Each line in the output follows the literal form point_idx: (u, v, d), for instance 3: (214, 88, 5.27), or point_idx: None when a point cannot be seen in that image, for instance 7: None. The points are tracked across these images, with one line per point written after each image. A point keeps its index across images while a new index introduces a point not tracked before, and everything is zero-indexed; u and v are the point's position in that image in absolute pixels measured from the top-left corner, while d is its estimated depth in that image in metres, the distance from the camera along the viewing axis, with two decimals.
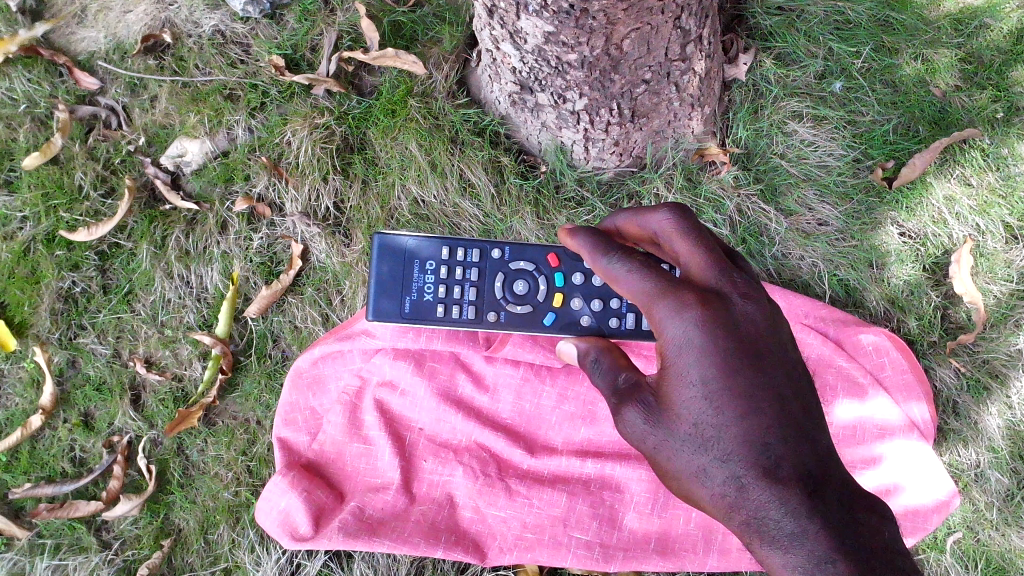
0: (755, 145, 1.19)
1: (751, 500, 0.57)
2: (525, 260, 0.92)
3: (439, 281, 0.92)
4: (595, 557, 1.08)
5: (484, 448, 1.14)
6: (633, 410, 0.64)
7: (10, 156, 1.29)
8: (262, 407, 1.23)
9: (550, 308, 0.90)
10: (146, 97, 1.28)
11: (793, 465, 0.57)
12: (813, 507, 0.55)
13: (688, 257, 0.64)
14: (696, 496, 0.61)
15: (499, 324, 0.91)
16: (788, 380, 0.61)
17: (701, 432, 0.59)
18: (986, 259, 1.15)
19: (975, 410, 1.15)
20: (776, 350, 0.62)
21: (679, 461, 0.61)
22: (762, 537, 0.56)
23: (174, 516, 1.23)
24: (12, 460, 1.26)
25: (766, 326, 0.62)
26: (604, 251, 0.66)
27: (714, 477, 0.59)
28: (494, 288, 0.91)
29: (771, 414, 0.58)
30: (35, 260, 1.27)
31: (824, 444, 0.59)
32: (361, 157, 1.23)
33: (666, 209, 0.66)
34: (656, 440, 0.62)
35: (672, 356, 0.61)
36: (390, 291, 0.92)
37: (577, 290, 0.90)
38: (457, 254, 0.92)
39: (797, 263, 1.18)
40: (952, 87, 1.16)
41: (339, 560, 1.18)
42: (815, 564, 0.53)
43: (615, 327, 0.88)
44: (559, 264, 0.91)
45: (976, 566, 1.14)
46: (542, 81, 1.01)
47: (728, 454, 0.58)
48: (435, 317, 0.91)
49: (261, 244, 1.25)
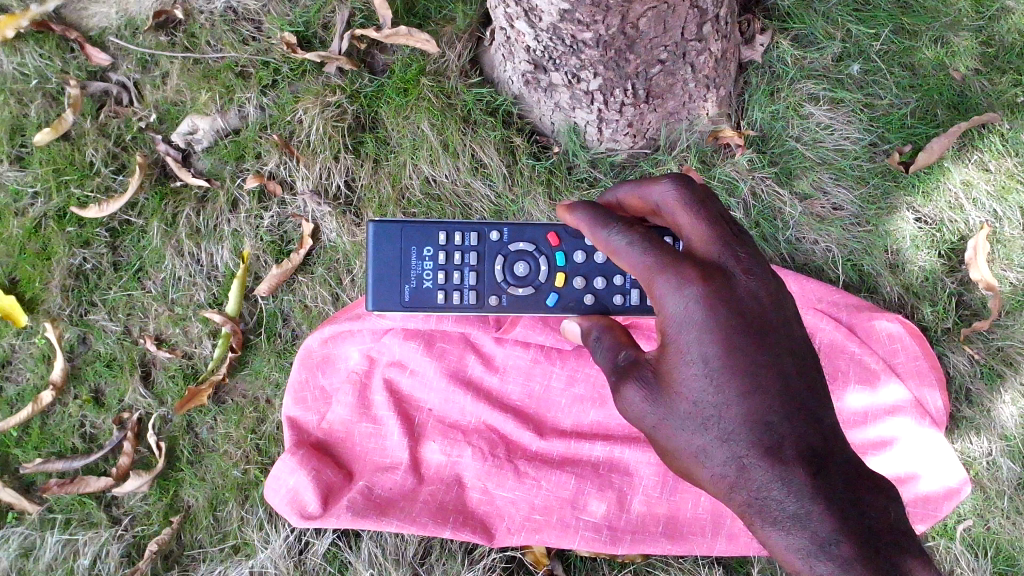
0: (770, 128, 1.17)
1: (753, 480, 0.57)
2: (525, 240, 0.90)
3: (437, 268, 0.90)
4: (604, 540, 1.08)
5: (493, 429, 1.13)
6: (632, 388, 0.63)
7: (21, 132, 1.28)
8: (271, 385, 1.23)
9: (552, 288, 0.89)
10: (158, 73, 1.27)
11: (797, 444, 0.57)
12: (818, 488, 0.56)
13: (691, 230, 0.63)
14: (696, 475, 0.61)
15: (500, 308, 0.89)
16: (793, 359, 0.61)
17: (702, 411, 0.59)
18: (1002, 246, 1.14)
19: (988, 398, 1.14)
20: (781, 328, 0.62)
21: (678, 441, 0.61)
22: (764, 517, 0.57)
23: (184, 493, 1.23)
24: (24, 435, 1.27)
25: (771, 303, 0.62)
26: (604, 222, 0.64)
27: (714, 456, 0.59)
28: (494, 271, 0.90)
29: (774, 394, 0.58)
30: (46, 236, 1.27)
31: (830, 423, 0.60)
32: (373, 136, 1.22)
33: (670, 179, 0.64)
34: (654, 419, 0.62)
35: (672, 334, 0.60)
36: (389, 280, 0.90)
37: (580, 268, 0.89)
38: (453, 238, 0.90)
39: (811, 248, 1.17)
40: (972, 71, 1.15)
41: (347, 539, 1.19)
42: (818, 545, 0.55)
43: (619, 305, 0.87)
44: (560, 244, 0.89)
45: (986, 553, 1.13)
46: (557, 60, 1.00)
47: (728, 434, 0.58)
48: (436, 304, 0.90)
49: (272, 222, 1.24)
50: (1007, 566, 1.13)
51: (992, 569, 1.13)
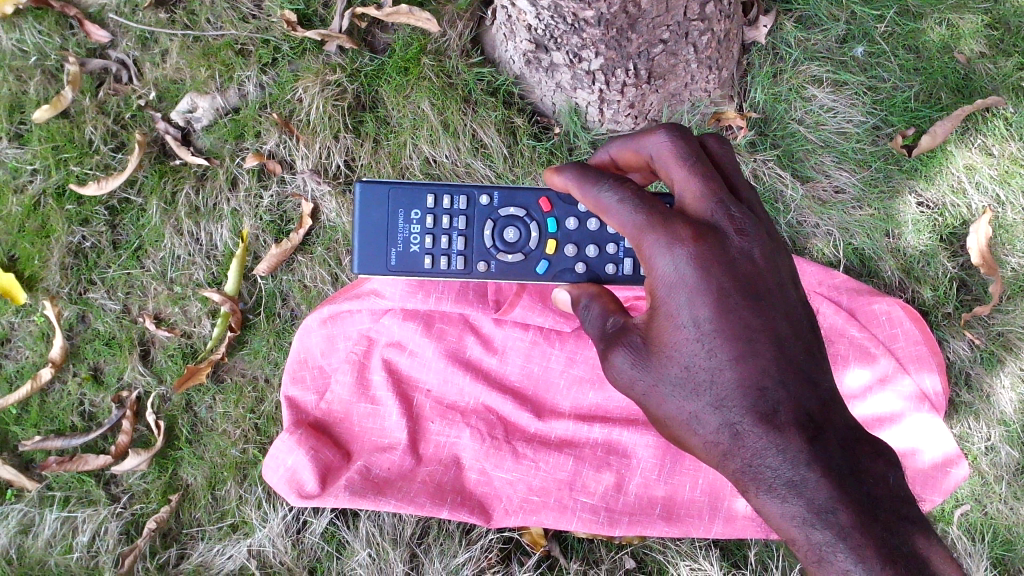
0: (773, 110, 1.16)
1: (746, 447, 0.59)
2: (516, 205, 0.88)
3: (425, 231, 0.88)
4: (600, 521, 1.08)
5: (492, 411, 1.14)
6: (621, 354, 0.64)
7: (20, 109, 1.28)
8: (270, 365, 1.24)
9: (543, 256, 0.87)
10: (157, 51, 1.26)
11: (792, 409, 0.58)
12: (814, 454, 0.57)
13: (684, 185, 0.63)
14: (688, 442, 0.63)
15: (489, 274, 0.88)
16: (788, 321, 0.62)
17: (693, 376, 0.60)
18: (1005, 231, 1.14)
19: (987, 382, 1.14)
20: (777, 292, 0.62)
21: (669, 407, 0.62)
22: (758, 484, 0.58)
23: (182, 471, 1.24)
24: (23, 412, 1.27)
25: (765, 263, 0.62)
26: (594, 180, 0.64)
27: (707, 424, 0.60)
28: (483, 236, 0.88)
29: (769, 358, 0.59)
30: (45, 214, 1.26)
31: (828, 386, 0.61)
32: (373, 116, 1.22)
33: (664, 130, 0.64)
34: (644, 385, 0.63)
35: (663, 295, 0.61)
36: (376, 243, 0.89)
37: (571, 236, 0.87)
38: (442, 202, 0.89)
39: (811, 231, 1.17)
40: (977, 54, 1.13)
41: (345, 518, 1.20)
42: (815, 513, 0.56)
43: (612, 274, 0.86)
44: (552, 210, 0.87)
45: (982, 538, 1.14)
46: (558, 39, 0.99)
47: (721, 400, 0.59)
48: (423, 269, 0.89)
49: (272, 202, 1.24)
50: (1005, 550, 1.14)
51: (989, 553, 1.14)
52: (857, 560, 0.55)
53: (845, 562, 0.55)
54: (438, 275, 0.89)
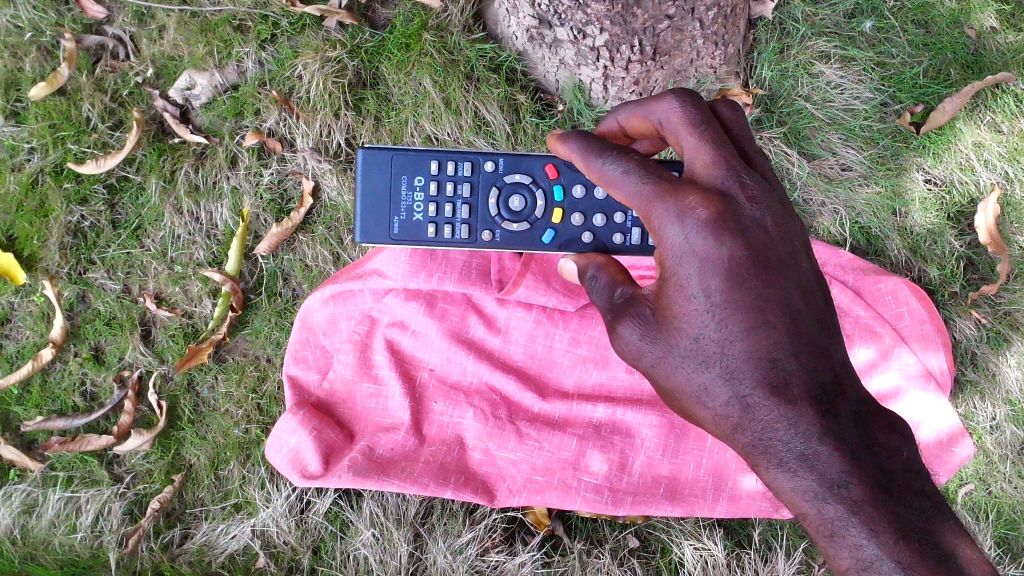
0: (779, 87, 1.15)
1: (757, 420, 0.58)
2: (522, 172, 0.87)
3: (428, 200, 0.87)
4: (604, 501, 1.07)
5: (495, 391, 1.13)
6: (629, 325, 0.63)
7: (16, 86, 1.26)
8: (273, 345, 1.23)
9: (548, 225, 0.86)
10: (154, 27, 1.24)
11: (805, 382, 0.58)
12: (826, 427, 0.57)
13: (694, 153, 0.61)
14: (696, 415, 0.63)
15: (494, 243, 0.87)
16: (799, 291, 0.61)
17: (703, 348, 0.60)
18: (1013, 209, 1.12)
19: (993, 362, 1.13)
20: (788, 261, 0.61)
21: (678, 379, 0.62)
22: (769, 458, 0.58)
23: (185, 451, 1.24)
24: (24, 392, 1.27)
25: (777, 232, 0.61)
26: (598, 152, 0.63)
27: (716, 396, 0.60)
28: (488, 204, 0.87)
29: (782, 330, 0.59)
30: (43, 193, 1.25)
31: (840, 359, 0.60)
32: (374, 93, 1.20)
33: (674, 96, 0.62)
34: (653, 357, 0.63)
35: (672, 266, 0.60)
36: (378, 210, 0.88)
37: (578, 204, 0.86)
38: (446, 168, 0.87)
39: (818, 210, 1.16)
40: (988, 28, 1.12)
41: (349, 499, 1.20)
42: (828, 488, 0.56)
43: (620, 244, 0.85)
44: (558, 177, 0.86)
45: (986, 517, 1.14)
46: (562, 15, 0.98)
47: (731, 372, 0.59)
48: (427, 238, 0.88)
49: (272, 180, 1.23)
50: (1009, 529, 1.14)
51: (993, 532, 1.14)
52: (870, 535, 0.55)
53: (858, 536, 0.55)
54: (442, 244, 0.88)
